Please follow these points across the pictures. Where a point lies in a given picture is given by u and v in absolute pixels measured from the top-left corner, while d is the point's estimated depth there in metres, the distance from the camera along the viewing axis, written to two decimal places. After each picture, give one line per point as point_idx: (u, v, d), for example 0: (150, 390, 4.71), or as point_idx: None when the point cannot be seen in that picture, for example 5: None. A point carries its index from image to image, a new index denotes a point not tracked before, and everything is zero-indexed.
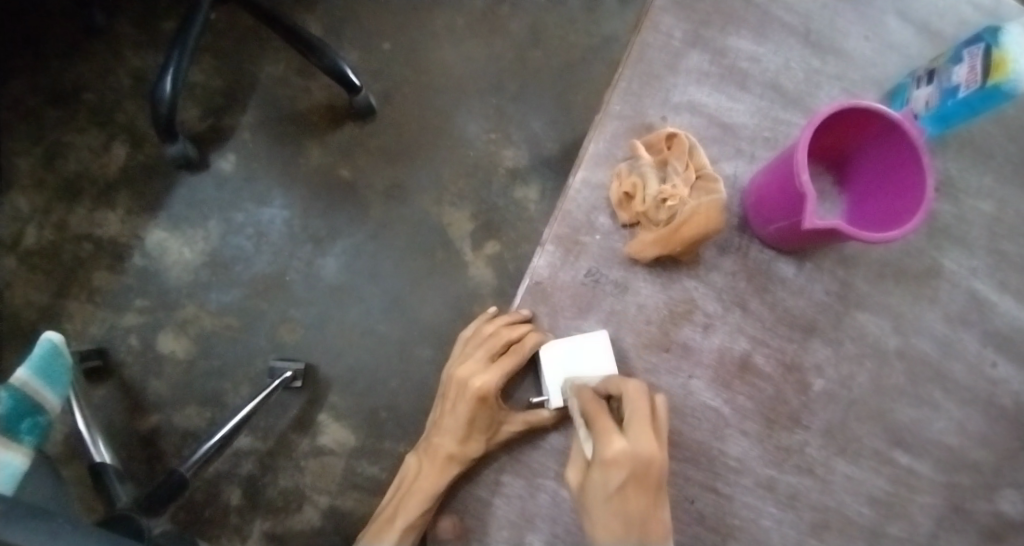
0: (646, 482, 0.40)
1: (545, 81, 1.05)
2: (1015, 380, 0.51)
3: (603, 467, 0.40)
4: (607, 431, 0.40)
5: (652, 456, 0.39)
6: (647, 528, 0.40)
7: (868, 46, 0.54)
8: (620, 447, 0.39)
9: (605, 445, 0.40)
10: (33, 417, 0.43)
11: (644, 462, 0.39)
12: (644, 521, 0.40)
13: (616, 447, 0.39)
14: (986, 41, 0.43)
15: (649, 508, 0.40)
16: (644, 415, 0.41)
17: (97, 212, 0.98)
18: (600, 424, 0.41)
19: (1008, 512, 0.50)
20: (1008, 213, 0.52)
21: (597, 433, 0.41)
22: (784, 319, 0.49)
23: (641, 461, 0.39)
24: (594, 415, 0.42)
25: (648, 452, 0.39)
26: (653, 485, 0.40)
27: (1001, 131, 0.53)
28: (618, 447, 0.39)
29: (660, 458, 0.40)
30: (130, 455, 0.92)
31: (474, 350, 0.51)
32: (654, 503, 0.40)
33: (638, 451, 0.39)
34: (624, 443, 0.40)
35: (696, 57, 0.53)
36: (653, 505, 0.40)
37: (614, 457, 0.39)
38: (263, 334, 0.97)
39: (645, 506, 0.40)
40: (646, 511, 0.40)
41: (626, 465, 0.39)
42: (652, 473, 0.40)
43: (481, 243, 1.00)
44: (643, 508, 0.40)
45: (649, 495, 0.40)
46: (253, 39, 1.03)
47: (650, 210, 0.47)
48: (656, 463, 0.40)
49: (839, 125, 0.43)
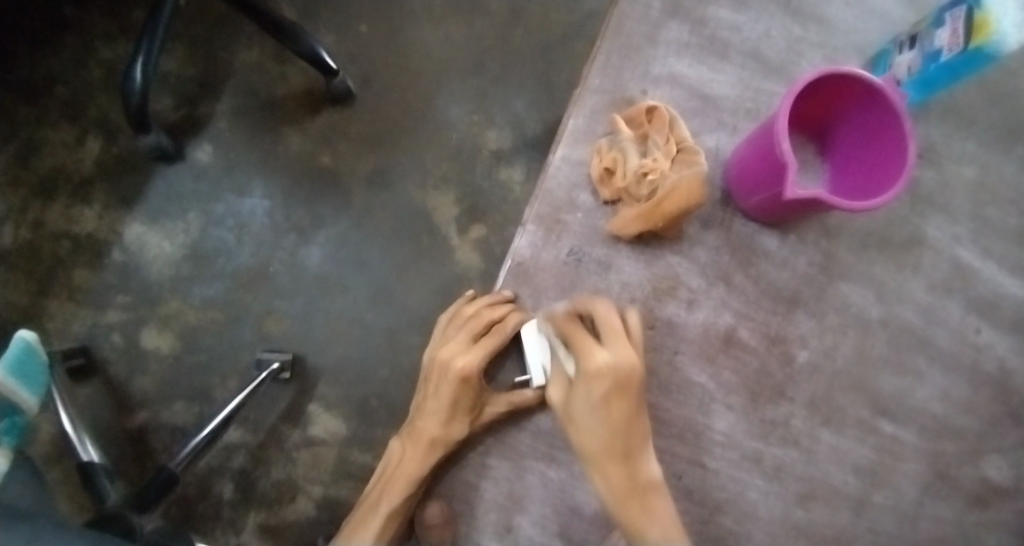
0: (628, 389, 0.41)
1: (526, 61, 1.03)
2: (999, 346, 0.51)
3: (587, 380, 0.41)
4: (587, 347, 0.42)
5: (630, 366, 0.41)
6: (631, 435, 0.42)
7: (849, 13, 0.53)
8: (601, 363, 0.40)
9: (587, 362, 0.41)
10: (9, 416, 0.42)
11: (625, 372, 0.40)
12: (627, 426, 0.41)
13: (597, 362, 0.41)
14: (967, 3, 0.42)
15: (633, 414, 0.42)
16: (619, 326, 0.42)
17: (72, 208, 0.96)
18: (580, 342, 0.42)
19: (993, 477, 0.50)
20: (991, 178, 0.52)
21: (578, 350, 0.42)
22: (768, 293, 0.49)
23: (622, 372, 0.41)
24: (573, 337, 0.43)
25: (628, 363, 0.41)
26: (633, 391, 0.41)
27: (984, 96, 0.53)
28: (599, 364, 0.40)
29: (638, 367, 0.41)
30: (119, 453, 0.92)
31: (456, 332, 0.52)
32: (637, 409, 0.42)
33: (619, 363, 0.41)
34: (605, 357, 0.41)
35: (675, 28, 0.51)
36: (635, 410, 0.42)
37: (596, 371, 0.40)
38: (249, 326, 0.95)
39: (628, 411, 0.41)
40: (629, 417, 0.41)
41: (607, 376, 0.40)
42: (632, 381, 0.41)
43: (467, 227, 0.99)
44: (626, 414, 0.41)
45: (631, 402, 0.41)
46: (225, 25, 1.01)
47: (631, 186, 0.47)
48: (635, 373, 0.41)
49: (821, 92, 0.42)
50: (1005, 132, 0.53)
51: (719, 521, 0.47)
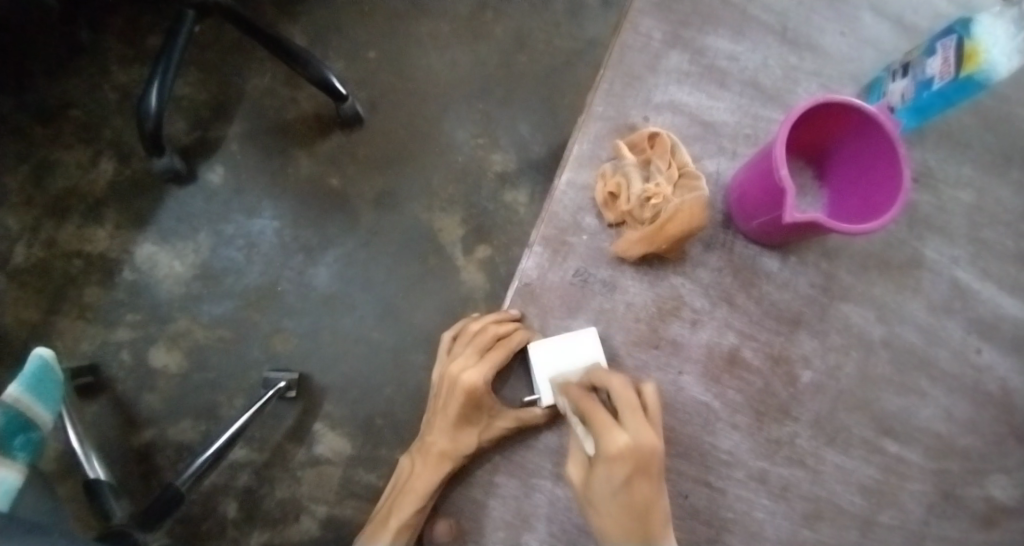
0: (649, 471, 0.40)
1: (530, 86, 1.06)
2: (1000, 366, 0.51)
3: (608, 462, 0.40)
4: (607, 426, 0.41)
5: (651, 445, 0.40)
6: (651, 519, 0.41)
7: (844, 42, 0.55)
8: (622, 442, 0.40)
9: (607, 441, 0.40)
10: (26, 432, 0.43)
11: (645, 452, 0.40)
12: (648, 509, 0.41)
13: (617, 442, 0.40)
14: (958, 33, 0.44)
15: (653, 493, 0.41)
16: (637, 406, 0.42)
17: (85, 227, 0.98)
18: (598, 421, 0.41)
19: (998, 497, 0.50)
20: (987, 202, 0.53)
21: (596, 429, 0.41)
22: (770, 313, 0.50)
23: (643, 453, 0.40)
24: (592, 415, 0.42)
25: (648, 443, 0.40)
26: (653, 472, 0.41)
27: (977, 121, 0.54)
28: (621, 442, 0.40)
29: (658, 447, 0.41)
30: (125, 471, 0.92)
31: (462, 348, 0.51)
32: (656, 487, 0.41)
33: (640, 443, 0.40)
34: (626, 436, 0.40)
35: (676, 57, 0.53)
36: (655, 492, 0.41)
37: (618, 451, 0.40)
38: (256, 345, 0.96)
39: (648, 495, 0.41)
40: (649, 499, 0.41)
41: (625, 458, 0.40)
42: (653, 462, 0.40)
43: (472, 247, 1.00)
44: (646, 497, 0.41)
45: (652, 482, 0.41)
46: (238, 51, 1.04)
47: (635, 209, 0.48)
48: (655, 453, 0.40)
49: (816, 119, 0.44)
50: (1000, 156, 0.54)
51: (726, 541, 0.47)
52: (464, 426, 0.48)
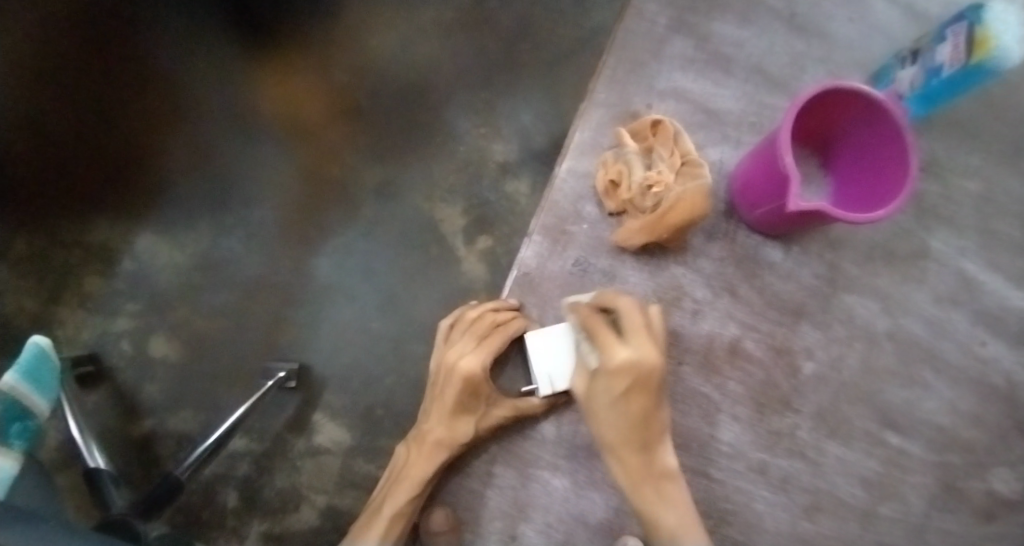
0: (648, 386, 0.42)
1: (533, 75, 1.05)
2: (1006, 358, 0.51)
3: (609, 377, 0.42)
4: (610, 344, 0.42)
5: (653, 364, 0.41)
6: (649, 426, 0.43)
7: (852, 29, 0.54)
8: (625, 358, 0.41)
9: (609, 356, 0.42)
10: (22, 420, 0.43)
11: (646, 369, 0.41)
12: (647, 419, 0.43)
13: (618, 358, 0.41)
14: (969, 19, 0.43)
15: (652, 408, 0.43)
16: (642, 324, 0.42)
17: (85, 216, 0.98)
18: (603, 338, 0.42)
19: (1002, 491, 0.50)
20: (996, 192, 0.52)
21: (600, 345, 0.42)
22: (773, 304, 0.49)
23: (643, 370, 0.41)
24: (595, 332, 0.43)
25: (649, 361, 0.41)
26: (654, 387, 0.42)
27: (987, 110, 0.53)
28: (622, 358, 0.41)
29: (659, 364, 0.42)
30: (125, 459, 0.92)
31: (460, 336, 0.51)
32: (656, 403, 0.43)
33: (641, 360, 0.41)
34: (628, 352, 0.41)
35: (680, 44, 0.52)
36: (655, 406, 0.43)
37: (619, 368, 0.41)
38: (256, 335, 0.96)
39: (648, 409, 0.42)
40: (648, 411, 0.42)
41: (623, 374, 0.41)
42: (653, 378, 0.42)
43: (473, 238, 1.00)
44: (643, 410, 0.42)
45: (651, 398, 0.42)
46: (239, 39, 1.03)
47: (636, 197, 0.47)
48: (656, 370, 0.42)
49: (823, 106, 0.43)
50: (1010, 146, 0.53)
51: (725, 532, 0.47)
52: (460, 415, 0.47)
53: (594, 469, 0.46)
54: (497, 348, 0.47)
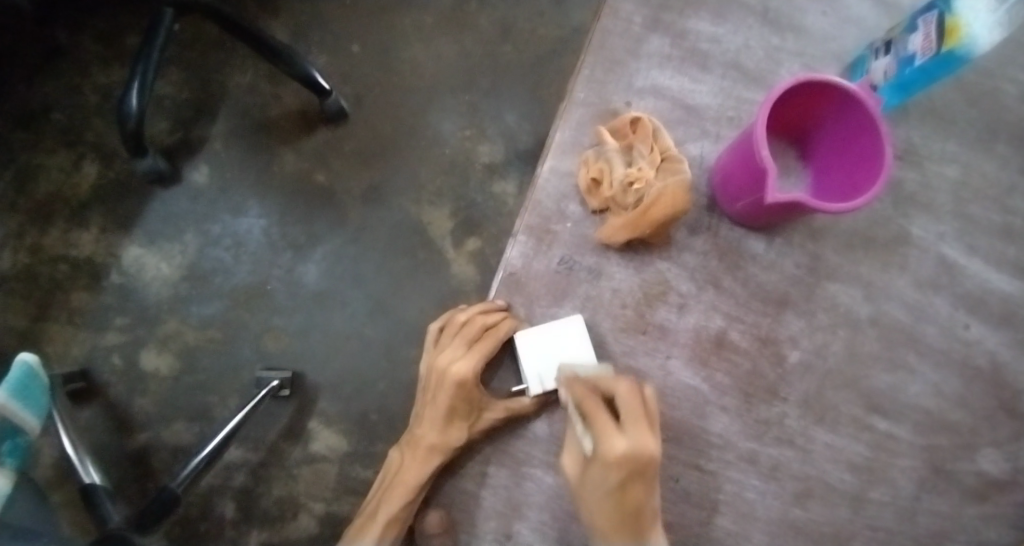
0: (644, 475, 0.40)
1: (516, 75, 1.05)
2: (988, 340, 0.52)
3: (603, 466, 0.39)
4: (607, 430, 0.40)
5: (650, 454, 0.39)
6: (641, 516, 0.41)
7: (826, 21, 0.55)
8: (620, 448, 0.39)
9: (606, 445, 0.39)
10: (13, 438, 0.43)
11: (643, 460, 0.39)
12: (639, 507, 0.41)
13: (611, 448, 0.39)
14: (939, 8, 0.43)
15: (646, 496, 0.41)
16: (638, 412, 0.40)
17: (70, 232, 0.97)
18: (599, 423, 0.40)
19: (989, 471, 0.51)
20: (972, 177, 0.53)
21: (597, 430, 0.40)
22: (757, 295, 0.50)
23: (640, 461, 0.39)
24: (592, 414, 0.41)
25: (646, 451, 0.39)
26: (649, 476, 0.40)
27: (961, 96, 0.54)
28: (618, 448, 0.39)
29: (657, 454, 0.39)
30: (120, 475, 0.92)
31: (450, 339, 0.51)
32: (650, 490, 0.41)
33: (638, 451, 0.39)
34: (624, 443, 0.39)
35: (657, 41, 0.53)
36: (648, 495, 0.41)
37: (613, 459, 0.39)
38: (247, 345, 0.96)
39: (641, 497, 0.40)
40: (642, 501, 0.40)
41: (615, 468, 0.39)
42: (650, 469, 0.39)
43: (463, 240, 1.00)
44: (639, 500, 0.40)
45: (645, 486, 0.40)
46: (220, 48, 1.03)
47: (617, 195, 0.48)
48: (653, 460, 0.39)
49: (798, 99, 0.44)
50: (984, 131, 0.54)
51: (717, 522, 0.48)
52: (454, 421, 0.49)
53: None
54: (487, 352, 0.48)
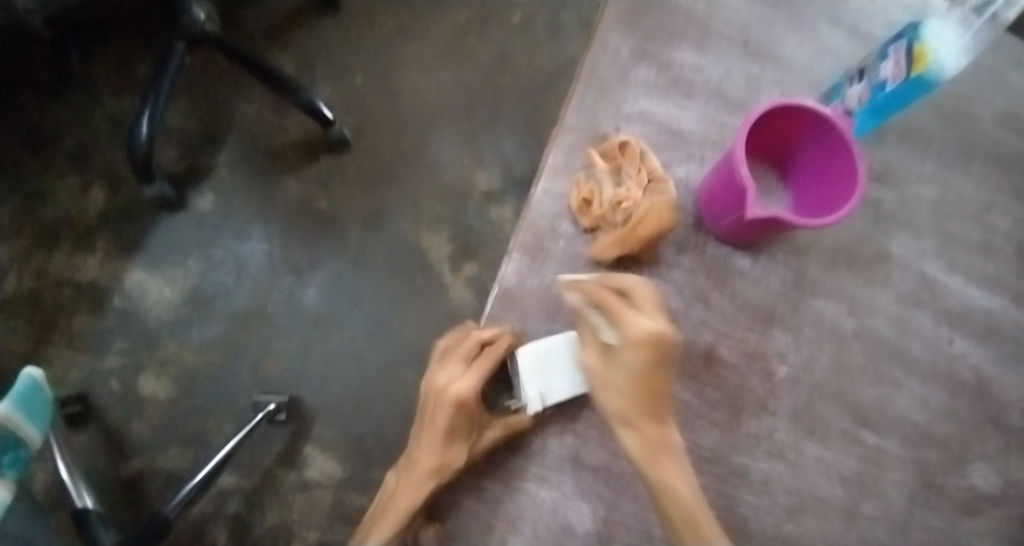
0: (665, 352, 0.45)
1: (514, 106, 1.09)
2: (972, 354, 0.53)
3: (630, 348, 0.45)
4: (630, 316, 0.45)
5: (668, 331, 0.45)
6: (661, 394, 0.46)
7: (803, 52, 0.58)
8: (646, 328, 0.44)
9: (630, 329, 0.44)
10: (15, 450, 0.44)
11: (664, 338, 0.44)
12: (661, 385, 0.46)
13: (638, 326, 0.44)
14: (907, 37, 0.46)
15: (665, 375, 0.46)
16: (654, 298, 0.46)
17: (75, 256, 0.99)
18: (620, 311, 0.45)
19: (981, 486, 0.51)
20: (949, 197, 0.55)
21: (619, 318, 0.45)
22: (744, 310, 0.51)
23: (662, 336, 0.44)
24: (612, 305, 0.46)
25: (666, 328, 0.45)
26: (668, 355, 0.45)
27: (936, 120, 0.57)
28: (644, 329, 0.44)
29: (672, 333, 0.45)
30: (114, 500, 0.91)
31: (449, 360, 0.52)
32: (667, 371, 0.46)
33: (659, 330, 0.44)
34: (646, 323, 0.44)
35: (643, 70, 0.56)
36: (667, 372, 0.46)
37: (641, 337, 0.44)
38: (246, 368, 0.97)
39: (663, 371, 0.45)
40: (663, 379, 0.45)
41: (642, 347, 0.43)
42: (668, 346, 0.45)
43: (460, 264, 1.02)
44: (661, 379, 0.45)
45: (666, 366, 0.45)
46: (227, 80, 1.06)
47: (607, 214, 0.50)
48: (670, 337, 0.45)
49: (776, 123, 0.46)
50: (959, 154, 0.57)
51: None
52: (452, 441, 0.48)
53: (579, 478, 0.47)
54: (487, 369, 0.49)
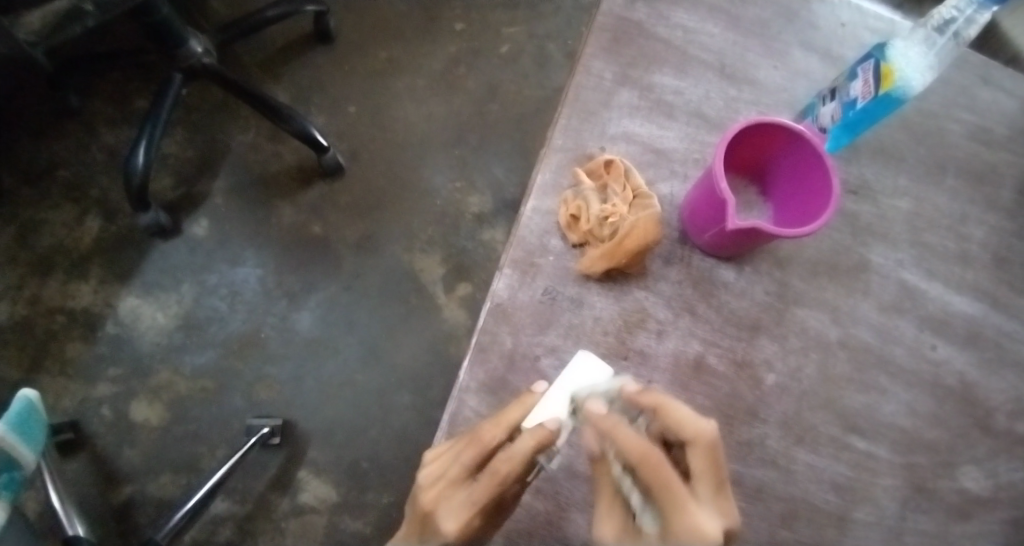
0: None
1: (504, 132, 1.12)
2: (955, 359, 0.54)
3: (672, 542, 0.34)
4: (681, 502, 0.34)
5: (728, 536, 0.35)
6: None
7: (778, 75, 0.61)
8: (706, 527, 0.34)
9: (679, 521, 0.34)
10: (9, 471, 0.44)
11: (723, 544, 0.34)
12: None
13: (690, 524, 0.34)
14: (874, 57, 0.49)
15: None
16: (709, 472, 0.37)
17: (69, 283, 0.99)
18: (662, 490, 0.35)
19: (971, 489, 0.52)
20: (924, 208, 0.58)
21: (666, 501, 0.35)
22: (730, 320, 0.52)
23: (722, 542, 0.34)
24: (657, 478, 0.35)
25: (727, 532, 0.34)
26: None
27: (908, 136, 0.60)
28: (701, 527, 0.33)
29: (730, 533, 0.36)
30: (102, 530, 0.89)
31: (449, 468, 0.38)
32: None
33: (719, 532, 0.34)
34: (706, 519, 0.34)
35: (626, 94, 0.58)
36: None
37: (692, 534, 0.33)
38: (239, 393, 0.96)
39: None
40: None
41: None
42: None
43: (453, 285, 1.03)
44: None
45: None
46: (223, 110, 1.09)
47: (594, 228, 0.51)
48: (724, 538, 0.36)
49: (752, 139, 0.48)
50: (932, 167, 0.59)
51: None
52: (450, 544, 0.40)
53: (574, 489, 0.47)
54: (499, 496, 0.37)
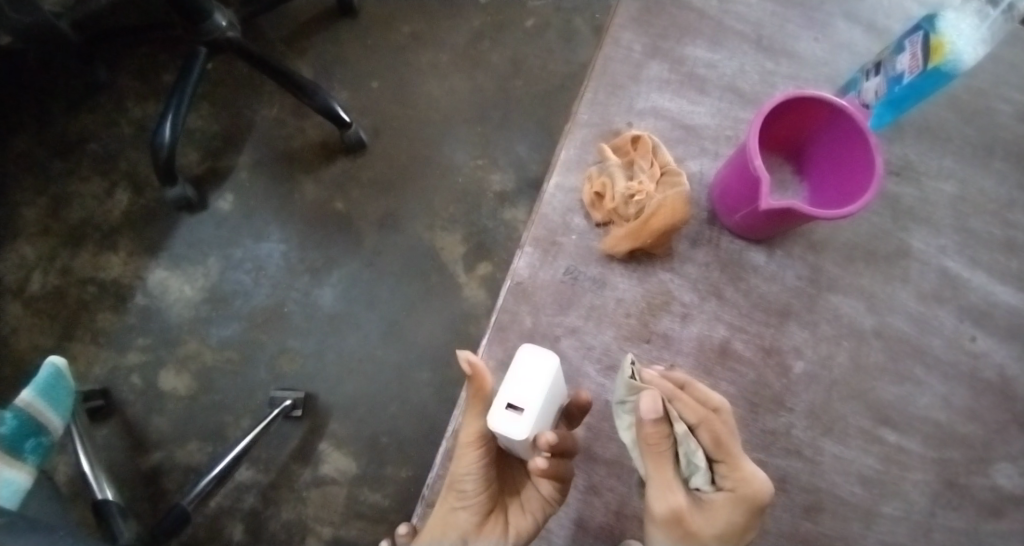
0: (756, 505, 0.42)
1: (528, 109, 1.10)
2: (996, 353, 0.52)
3: (734, 495, 0.41)
4: (737, 459, 0.41)
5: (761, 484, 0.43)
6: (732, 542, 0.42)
7: (819, 48, 0.57)
8: (759, 477, 0.41)
9: (739, 474, 0.41)
10: (37, 436, 0.44)
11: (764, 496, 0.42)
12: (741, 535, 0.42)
13: (756, 479, 0.41)
14: (924, 29, 0.45)
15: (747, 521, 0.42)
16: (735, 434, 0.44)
17: (100, 255, 1.01)
18: (727, 445, 0.41)
19: (1006, 486, 0.50)
20: (971, 192, 0.54)
21: (727, 457, 0.41)
22: (759, 305, 0.51)
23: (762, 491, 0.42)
24: (720, 439, 0.41)
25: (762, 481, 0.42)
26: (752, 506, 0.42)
27: (956, 115, 0.56)
28: (758, 477, 0.41)
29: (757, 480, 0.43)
30: (133, 493, 0.93)
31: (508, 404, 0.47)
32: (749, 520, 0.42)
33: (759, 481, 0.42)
34: (756, 471, 0.41)
35: (656, 66, 0.56)
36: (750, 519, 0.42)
37: (754, 483, 0.41)
38: (262, 366, 0.98)
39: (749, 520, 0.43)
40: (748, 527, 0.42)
41: (760, 504, 0.40)
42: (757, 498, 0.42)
43: (474, 264, 1.02)
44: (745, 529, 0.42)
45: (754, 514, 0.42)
46: (248, 85, 1.09)
47: (619, 206, 0.50)
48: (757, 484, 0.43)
49: (789, 115, 0.46)
50: (981, 148, 0.56)
51: None
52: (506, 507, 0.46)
53: (593, 471, 0.46)
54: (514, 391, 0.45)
